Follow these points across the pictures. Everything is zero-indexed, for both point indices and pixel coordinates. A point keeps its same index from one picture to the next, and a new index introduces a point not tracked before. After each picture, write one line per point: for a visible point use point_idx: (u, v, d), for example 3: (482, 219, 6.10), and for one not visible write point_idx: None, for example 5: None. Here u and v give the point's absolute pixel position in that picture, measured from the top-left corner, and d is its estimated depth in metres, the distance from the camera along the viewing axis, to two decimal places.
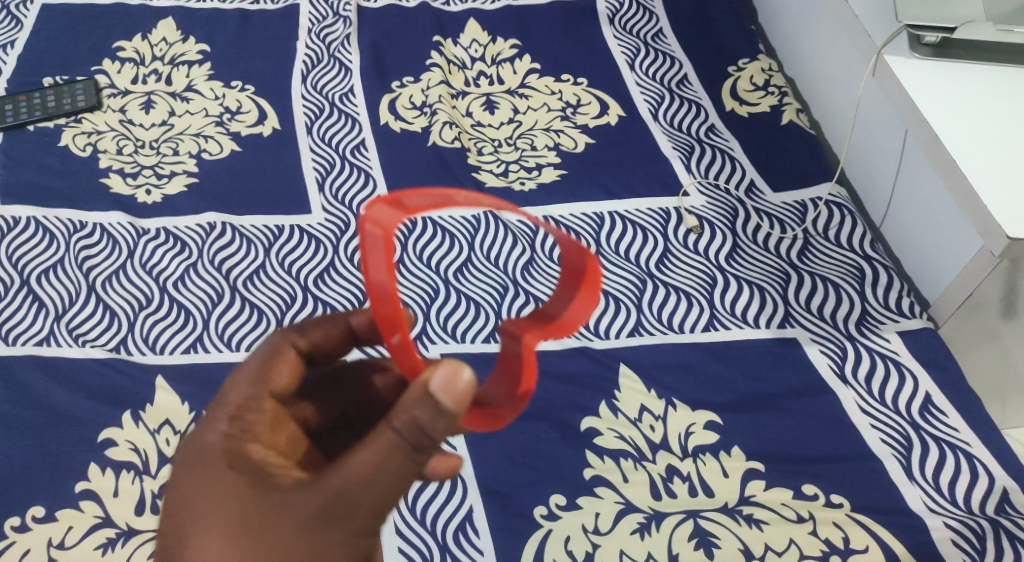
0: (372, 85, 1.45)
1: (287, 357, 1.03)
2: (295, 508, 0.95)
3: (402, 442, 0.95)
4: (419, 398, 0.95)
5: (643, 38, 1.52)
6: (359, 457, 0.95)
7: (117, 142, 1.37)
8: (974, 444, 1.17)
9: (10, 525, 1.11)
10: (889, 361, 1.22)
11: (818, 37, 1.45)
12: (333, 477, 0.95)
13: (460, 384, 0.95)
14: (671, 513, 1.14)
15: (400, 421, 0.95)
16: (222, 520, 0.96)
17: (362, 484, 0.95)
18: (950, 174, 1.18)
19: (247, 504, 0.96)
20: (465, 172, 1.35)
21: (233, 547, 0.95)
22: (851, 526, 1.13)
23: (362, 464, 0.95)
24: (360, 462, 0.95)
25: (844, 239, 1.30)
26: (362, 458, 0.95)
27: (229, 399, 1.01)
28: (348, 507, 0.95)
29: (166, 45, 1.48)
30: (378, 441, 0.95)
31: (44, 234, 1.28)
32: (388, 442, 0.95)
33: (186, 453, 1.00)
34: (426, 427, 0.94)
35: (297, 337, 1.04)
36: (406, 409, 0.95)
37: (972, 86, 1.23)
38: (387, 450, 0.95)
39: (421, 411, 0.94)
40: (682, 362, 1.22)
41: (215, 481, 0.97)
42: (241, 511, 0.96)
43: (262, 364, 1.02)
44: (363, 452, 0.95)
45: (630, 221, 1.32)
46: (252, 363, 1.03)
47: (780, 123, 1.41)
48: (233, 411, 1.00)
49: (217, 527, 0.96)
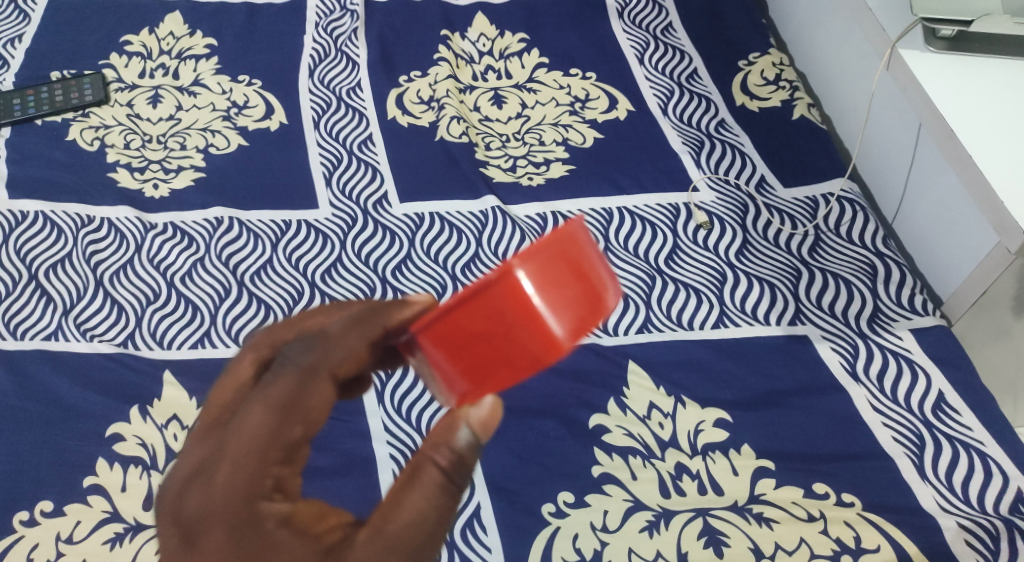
0: (380, 79, 1.44)
1: (324, 392, 0.93)
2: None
3: (449, 481, 0.94)
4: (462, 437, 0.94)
5: (652, 32, 1.50)
6: (410, 508, 0.93)
7: (125, 136, 1.37)
8: (987, 443, 1.15)
9: (17, 520, 1.11)
10: (901, 359, 1.20)
11: (831, 30, 1.44)
12: (390, 529, 0.92)
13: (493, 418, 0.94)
14: (681, 511, 1.13)
15: (445, 460, 0.94)
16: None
17: (417, 535, 0.92)
18: (966, 170, 1.16)
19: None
20: (472, 167, 1.34)
21: None
22: (863, 525, 1.12)
23: (415, 515, 0.93)
24: (414, 509, 0.93)
25: (856, 235, 1.29)
26: (413, 508, 0.93)
27: (254, 430, 0.91)
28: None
29: (173, 39, 1.48)
30: (428, 486, 0.93)
31: (51, 229, 1.28)
32: (437, 482, 0.93)
33: (215, 517, 0.90)
34: (468, 459, 0.94)
35: (332, 359, 0.93)
36: (448, 446, 0.94)
37: (987, 80, 1.22)
38: (436, 492, 0.93)
39: (461, 445, 0.94)
40: (690, 359, 1.21)
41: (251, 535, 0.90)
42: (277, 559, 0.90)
43: (294, 392, 0.92)
44: (413, 497, 0.93)
45: (639, 217, 1.31)
46: (281, 395, 0.91)
47: (792, 117, 1.39)
48: (262, 446, 0.90)
49: None
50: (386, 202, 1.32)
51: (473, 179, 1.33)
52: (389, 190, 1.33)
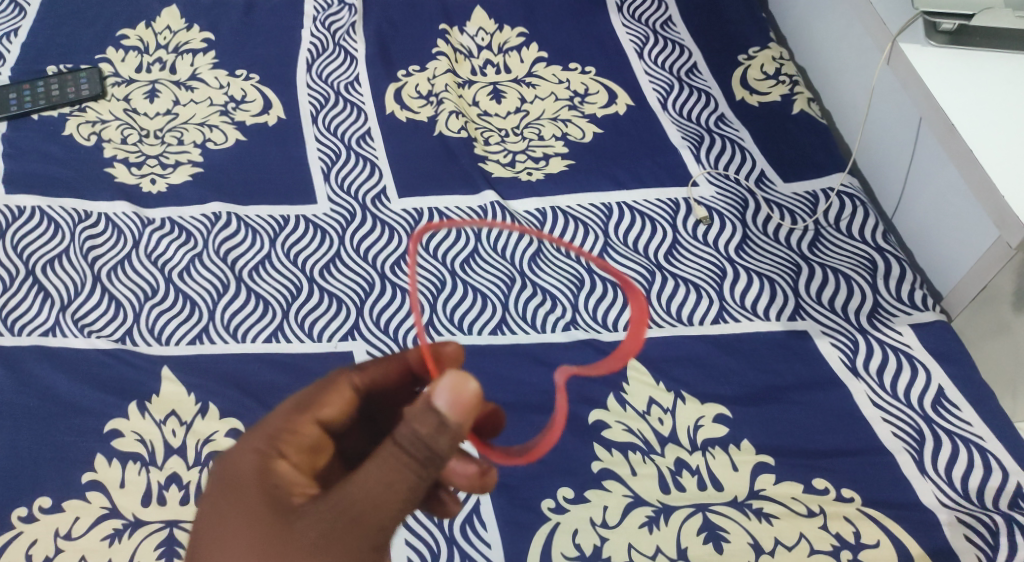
0: (378, 73, 1.44)
1: (342, 390, 1.04)
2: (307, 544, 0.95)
3: (408, 458, 0.95)
4: (426, 414, 0.96)
5: (652, 26, 1.49)
6: (365, 484, 0.95)
7: (122, 131, 1.36)
8: (987, 438, 1.15)
9: (16, 516, 1.11)
10: (901, 354, 1.20)
11: (831, 24, 1.43)
12: (350, 504, 0.95)
13: (461, 392, 0.96)
14: (680, 506, 1.13)
15: (403, 436, 0.96)
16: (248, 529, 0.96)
17: (376, 514, 0.95)
18: (968, 165, 1.16)
19: (260, 534, 0.96)
20: (471, 162, 1.34)
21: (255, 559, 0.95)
22: (862, 521, 1.12)
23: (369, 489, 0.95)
24: (374, 485, 0.95)
25: (856, 230, 1.28)
26: (368, 485, 0.95)
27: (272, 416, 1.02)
28: (357, 547, 0.95)
29: (170, 33, 1.47)
30: (385, 461, 0.95)
31: (48, 224, 1.27)
32: (394, 459, 0.95)
33: (222, 483, 0.99)
34: (430, 438, 0.95)
35: (355, 374, 1.05)
36: (408, 423, 0.96)
37: (989, 75, 1.21)
38: (394, 469, 0.95)
39: (423, 424, 0.95)
40: (690, 354, 1.21)
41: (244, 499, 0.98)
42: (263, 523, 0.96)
43: (315, 391, 1.04)
44: (370, 468, 0.95)
45: (638, 212, 1.31)
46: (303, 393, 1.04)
47: (792, 112, 1.39)
48: (273, 428, 1.01)
49: (242, 537, 0.96)
50: (384, 197, 1.31)
51: (472, 174, 1.33)
52: (387, 186, 1.32)
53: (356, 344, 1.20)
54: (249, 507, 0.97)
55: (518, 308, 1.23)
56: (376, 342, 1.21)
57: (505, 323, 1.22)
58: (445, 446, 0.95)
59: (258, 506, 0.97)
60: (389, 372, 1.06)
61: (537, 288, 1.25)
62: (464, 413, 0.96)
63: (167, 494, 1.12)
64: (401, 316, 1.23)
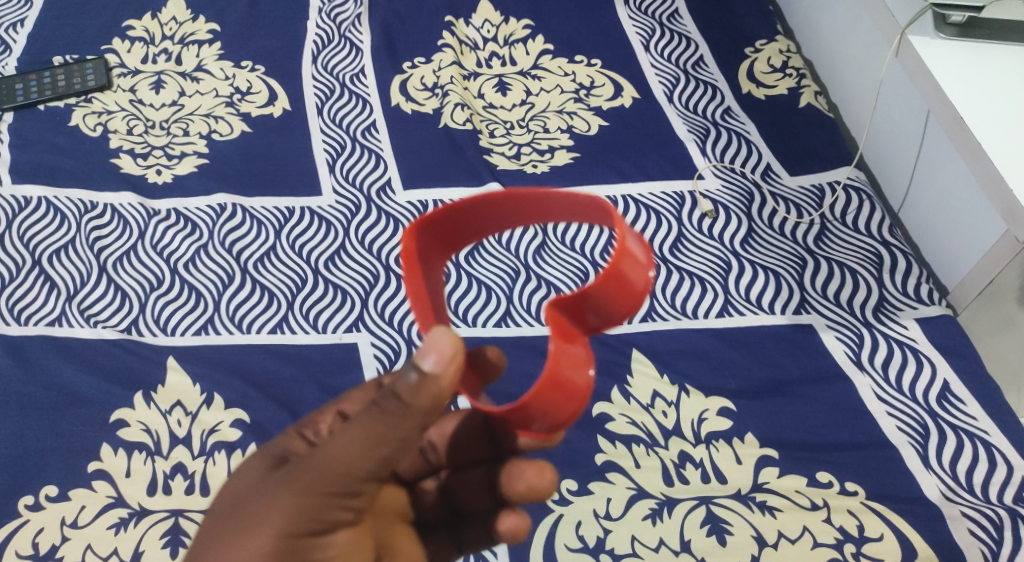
0: (384, 65, 1.43)
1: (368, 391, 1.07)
2: (279, 493, 0.97)
3: (384, 414, 0.96)
4: (408, 373, 0.97)
5: (658, 19, 1.48)
6: (340, 437, 0.97)
7: (128, 122, 1.36)
8: (992, 433, 1.15)
9: (23, 504, 1.11)
10: (906, 349, 1.20)
11: (839, 18, 1.42)
12: (325, 459, 0.96)
13: (438, 344, 0.96)
14: (684, 499, 1.13)
15: (381, 392, 0.97)
16: (238, 499, 0.99)
17: (346, 467, 0.96)
18: (975, 159, 1.15)
19: (243, 489, 0.99)
20: (477, 154, 1.34)
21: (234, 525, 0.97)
22: (866, 514, 1.12)
23: (344, 444, 0.96)
24: (348, 439, 0.96)
25: (862, 223, 1.28)
26: (343, 439, 0.97)
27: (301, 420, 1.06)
28: (323, 498, 0.97)
29: (176, 24, 1.47)
30: (361, 418, 0.96)
31: (55, 215, 1.27)
32: (370, 414, 0.96)
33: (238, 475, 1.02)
34: (404, 392, 0.96)
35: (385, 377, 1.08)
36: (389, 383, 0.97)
37: (997, 67, 1.20)
38: (369, 425, 0.96)
39: (403, 383, 0.96)
40: (695, 348, 1.21)
41: (243, 476, 1.01)
42: (245, 492, 0.99)
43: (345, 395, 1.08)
44: (347, 428, 0.97)
45: (644, 205, 1.30)
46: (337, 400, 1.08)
47: (798, 105, 1.38)
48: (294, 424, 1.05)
49: (233, 507, 0.98)
50: (390, 188, 1.31)
51: (477, 166, 1.33)
52: (392, 177, 1.32)
53: (361, 336, 1.21)
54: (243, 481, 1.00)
55: (522, 300, 1.23)
56: (381, 333, 1.21)
57: (509, 316, 1.22)
58: (424, 404, 0.96)
59: (255, 465, 1.01)
60: None
61: (541, 280, 1.25)
62: (447, 372, 0.97)
63: (172, 484, 1.13)
64: (405, 308, 1.23)
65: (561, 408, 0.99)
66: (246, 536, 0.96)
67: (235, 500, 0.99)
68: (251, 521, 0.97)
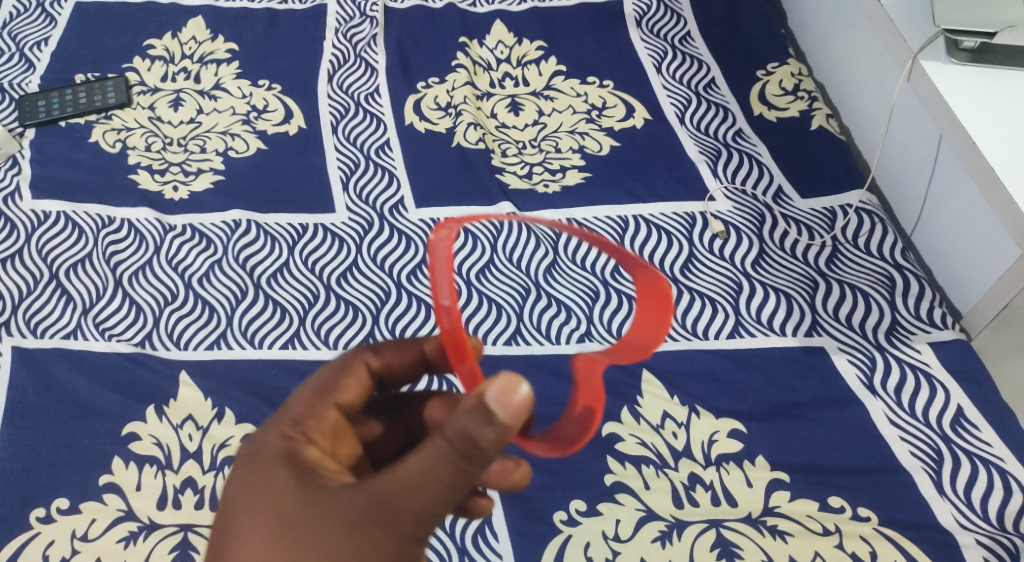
0: (398, 85, 1.45)
1: (359, 373, 1.07)
2: (328, 509, 0.98)
3: (452, 452, 0.96)
4: (480, 417, 0.96)
5: (670, 41, 1.49)
6: (404, 476, 0.97)
7: (146, 138, 1.38)
8: (1008, 460, 1.14)
9: (34, 516, 1.12)
10: (919, 372, 1.19)
11: (852, 42, 1.43)
12: (384, 496, 0.97)
13: (516, 398, 0.96)
14: (694, 521, 1.13)
15: (453, 430, 0.96)
16: (272, 517, 0.99)
17: (410, 509, 0.97)
18: (989, 185, 1.15)
19: (274, 507, 0.99)
20: (489, 174, 1.35)
21: (277, 545, 0.98)
22: (879, 541, 1.11)
23: (410, 487, 0.96)
24: (415, 477, 0.96)
25: (875, 246, 1.28)
26: (406, 480, 0.97)
27: (294, 406, 1.04)
28: (380, 535, 0.97)
29: (195, 44, 1.49)
30: (431, 454, 0.96)
31: (73, 229, 1.29)
32: (442, 455, 0.96)
33: (247, 472, 1.02)
34: (480, 440, 0.96)
35: (371, 357, 1.07)
36: (459, 419, 0.96)
37: (1010, 93, 1.20)
38: (434, 459, 0.96)
39: (478, 428, 0.96)
40: (705, 369, 1.21)
41: (265, 483, 1.00)
42: (284, 514, 0.99)
43: (331, 375, 1.06)
44: (414, 464, 0.97)
45: (654, 225, 1.31)
46: (323, 380, 1.06)
47: (810, 128, 1.38)
48: (296, 417, 1.03)
49: (262, 527, 0.99)
50: (402, 206, 1.33)
51: (489, 186, 1.34)
52: (405, 196, 1.34)
53: None
54: (270, 494, 1.00)
55: (532, 319, 1.24)
56: None
57: (519, 333, 1.23)
58: (494, 450, 0.96)
59: (279, 477, 1.00)
60: (403, 359, 1.08)
61: (551, 299, 1.25)
62: (515, 421, 0.96)
63: (182, 498, 1.13)
64: (415, 325, 1.23)
65: (603, 412, 1.16)
66: (288, 550, 0.98)
67: (263, 514, 0.99)
68: (291, 545, 0.98)
